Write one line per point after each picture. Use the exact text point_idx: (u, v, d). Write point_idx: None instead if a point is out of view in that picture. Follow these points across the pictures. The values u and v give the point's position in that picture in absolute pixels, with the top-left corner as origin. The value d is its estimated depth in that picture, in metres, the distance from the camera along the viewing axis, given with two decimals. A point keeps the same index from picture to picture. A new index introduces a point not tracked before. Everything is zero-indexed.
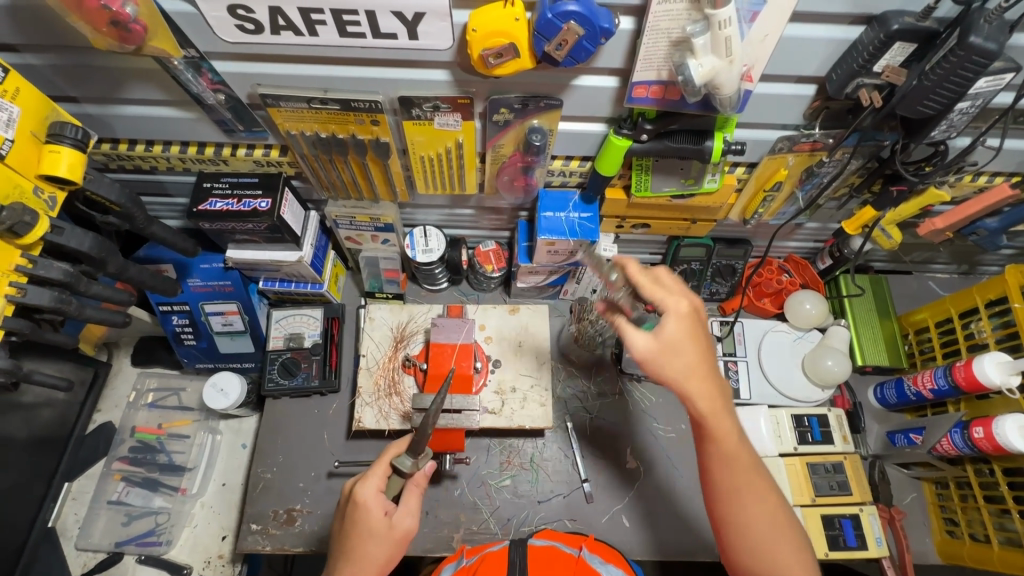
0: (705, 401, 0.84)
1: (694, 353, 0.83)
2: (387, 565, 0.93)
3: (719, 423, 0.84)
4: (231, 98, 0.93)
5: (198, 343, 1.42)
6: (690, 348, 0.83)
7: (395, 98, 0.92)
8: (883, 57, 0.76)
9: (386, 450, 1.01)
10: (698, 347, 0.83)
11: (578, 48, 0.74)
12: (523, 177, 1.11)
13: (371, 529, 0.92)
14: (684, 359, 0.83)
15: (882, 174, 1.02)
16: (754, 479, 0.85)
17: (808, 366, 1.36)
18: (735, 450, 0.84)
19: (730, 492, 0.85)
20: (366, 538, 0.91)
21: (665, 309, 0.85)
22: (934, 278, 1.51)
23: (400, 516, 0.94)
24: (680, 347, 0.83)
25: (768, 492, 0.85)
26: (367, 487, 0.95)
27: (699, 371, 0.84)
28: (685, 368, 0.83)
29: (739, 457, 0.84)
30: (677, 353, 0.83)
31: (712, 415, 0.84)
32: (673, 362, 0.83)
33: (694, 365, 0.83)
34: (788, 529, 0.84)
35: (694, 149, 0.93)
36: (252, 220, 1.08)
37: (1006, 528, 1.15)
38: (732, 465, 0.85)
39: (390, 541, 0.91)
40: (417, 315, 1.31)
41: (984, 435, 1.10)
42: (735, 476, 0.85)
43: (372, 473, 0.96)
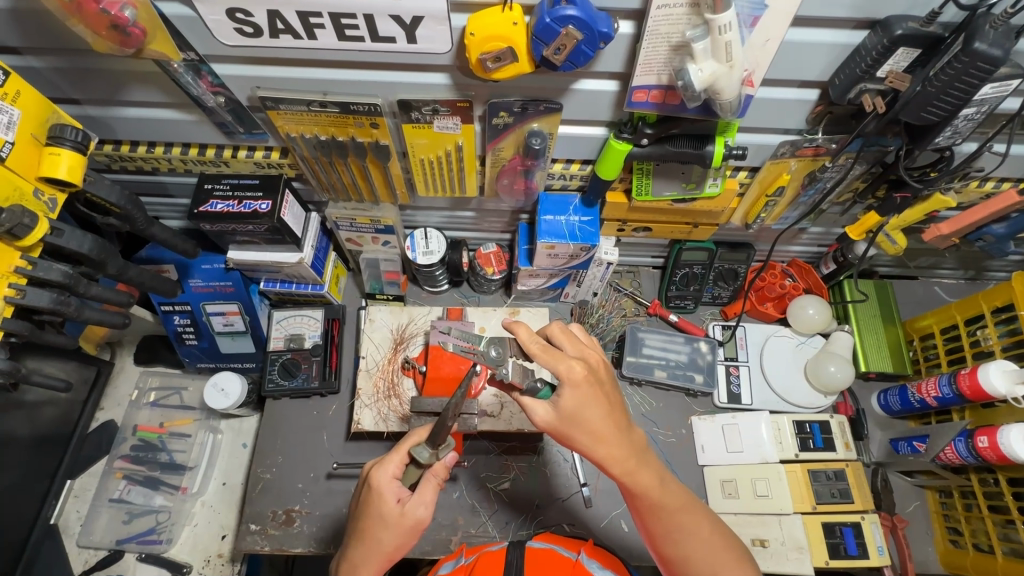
0: (620, 462, 0.83)
1: (599, 413, 0.81)
2: (397, 551, 0.89)
3: (636, 479, 0.84)
4: (230, 100, 0.93)
5: (199, 343, 1.42)
6: (590, 414, 0.80)
7: (394, 101, 0.92)
8: (886, 62, 0.75)
9: (408, 434, 0.95)
10: (601, 410, 0.81)
11: (576, 52, 0.73)
12: (523, 181, 1.10)
13: (383, 517, 0.88)
14: (590, 424, 0.81)
15: (886, 180, 1.01)
16: (678, 520, 0.87)
17: (811, 372, 1.35)
18: (653, 499, 0.85)
19: (664, 534, 0.88)
20: (377, 524, 0.88)
21: (561, 381, 0.80)
22: (940, 283, 1.49)
23: (412, 505, 0.88)
24: (584, 416, 0.80)
25: (695, 532, 0.87)
26: (383, 471, 0.90)
27: (604, 439, 0.82)
28: (586, 444, 0.82)
29: (665, 505, 0.86)
30: (582, 419, 0.80)
31: (627, 474, 0.84)
32: (576, 431, 0.81)
33: (601, 430, 0.81)
34: (728, 551, 0.88)
35: (695, 153, 0.92)
36: (252, 222, 1.09)
37: (1010, 539, 1.13)
38: (651, 514, 0.87)
39: (402, 528, 0.87)
40: (417, 317, 1.31)
41: (988, 444, 1.09)
42: (663, 523, 0.87)
43: (391, 457, 0.91)
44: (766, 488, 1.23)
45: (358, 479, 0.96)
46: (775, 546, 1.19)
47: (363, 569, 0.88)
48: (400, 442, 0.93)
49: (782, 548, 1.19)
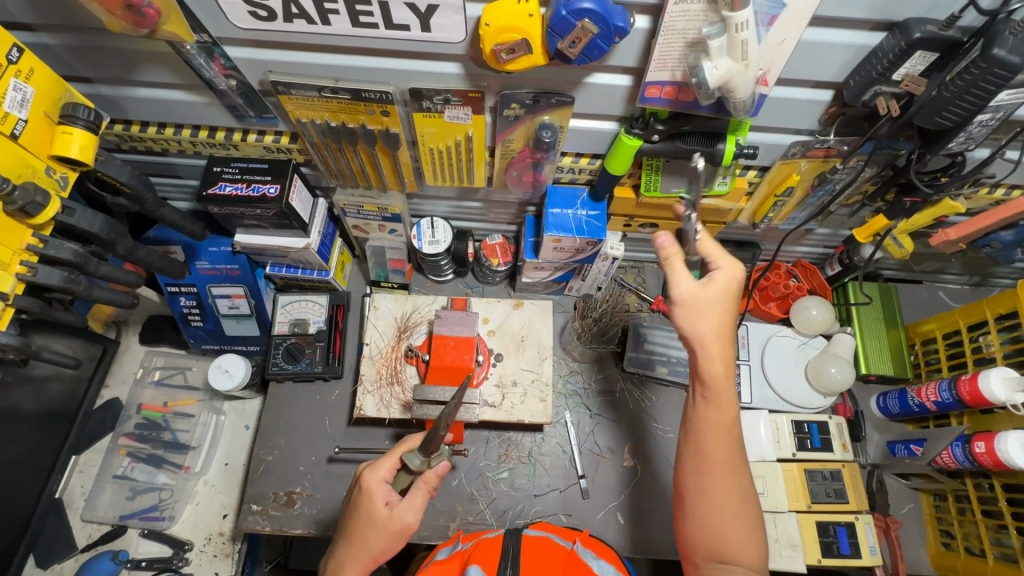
0: (723, 367, 0.87)
1: (720, 321, 0.87)
2: (382, 554, 0.91)
3: (723, 392, 0.88)
4: (242, 83, 0.93)
5: (205, 325, 1.43)
6: (722, 309, 0.87)
7: (406, 89, 0.91)
8: (903, 65, 0.74)
9: (403, 441, 0.97)
10: (719, 313, 0.87)
11: (591, 45, 0.73)
12: (532, 173, 1.10)
13: (371, 518, 0.90)
14: (710, 320, 0.87)
15: (896, 183, 1.01)
16: (726, 453, 0.89)
17: (811, 372, 1.35)
18: (721, 424, 0.88)
19: (712, 460, 0.88)
20: (366, 525, 0.90)
21: (717, 266, 0.88)
22: (945, 289, 1.49)
23: (400, 510, 0.90)
24: (710, 308, 0.87)
25: (724, 477, 0.88)
26: (374, 474, 0.93)
27: (715, 341, 0.87)
28: (692, 330, 0.87)
29: (727, 432, 0.89)
30: (706, 313, 0.87)
31: (719, 382, 0.88)
32: (703, 318, 0.87)
33: (717, 330, 0.87)
34: (750, 511, 0.89)
35: (705, 151, 0.92)
36: (260, 206, 1.09)
37: (1002, 544, 1.14)
38: (712, 437, 0.89)
39: (389, 530, 0.90)
40: (422, 306, 1.32)
41: (984, 450, 1.09)
42: (722, 446, 0.89)
43: (382, 461, 0.94)
44: (762, 485, 1.25)
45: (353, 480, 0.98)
46: (769, 543, 1.20)
47: (346, 567, 0.90)
48: (393, 449, 0.96)
49: (777, 546, 1.20)
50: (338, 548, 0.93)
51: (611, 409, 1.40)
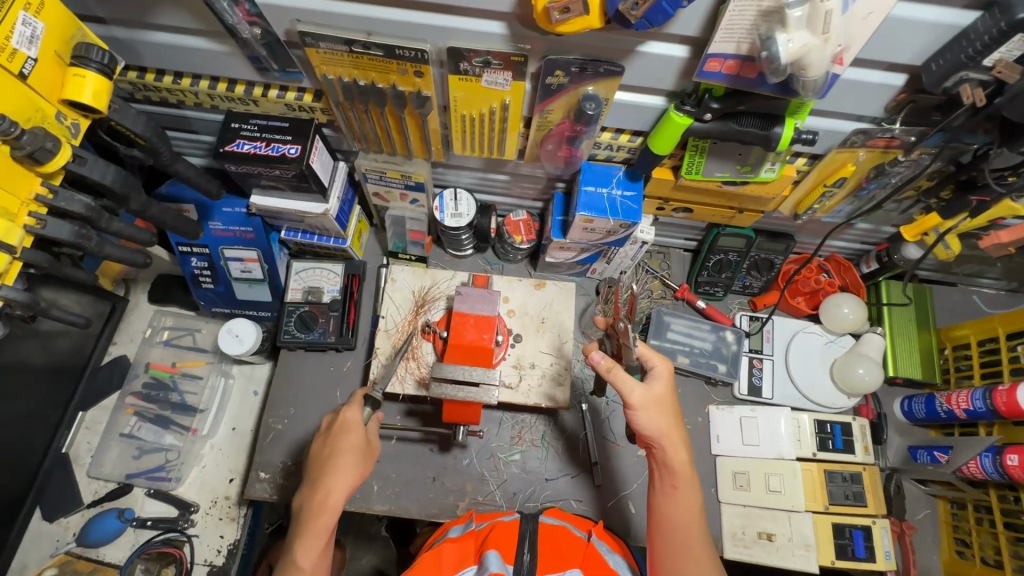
0: (681, 455, 0.95)
1: (673, 416, 0.96)
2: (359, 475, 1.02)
3: (682, 481, 0.95)
4: (267, 32, 0.86)
5: (216, 287, 1.39)
6: (671, 406, 0.96)
7: (443, 49, 0.85)
8: (997, 50, 0.67)
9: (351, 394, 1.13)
10: (670, 410, 0.96)
11: (656, 9, 0.66)
12: (568, 148, 1.04)
13: (354, 445, 1.03)
14: (665, 417, 0.95)
15: (957, 180, 0.95)
16: (702, 542, 0.92)
17: (837, 372, 1.31)
18: (689, 508, 0.94)
19: (681, 545, 0.91)
20: (348, 452, 1.02)
21: (653, 365, 0.97)
22: (980, 293, 1.43)
23: (374, 435, 1.08)
24: (662, 405, 0.95)
25: (705, 571, 0.89)
26: (352, 412, 1.06)
27: (675, 432, 0.96)
28: (657, 425, 0.94)
29: (693, 518, 0.93)
30: (660, 411, 0.95)
31: (679, 471, 0.95)
32: (657, 417, 0.94)
33: (672, 426, 0.95)
34: None
35: (760, 134, 0.85)
36: (279, 166, 1.04)
37: (1022, 556, 1.11)
38: (685, 525, 0.92)
39: (361, 451, 1.03)
40: (440, 281, 1.27)
41: (1018, 463, 1.06)
42: (687, 529, 0.92)
43: (350, 406, 1.07)
44: (779, 483, 1.22)
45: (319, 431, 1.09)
46: (782, 541, 1.19)
47: (331, 483, 0.99)
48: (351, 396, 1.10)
49: (789, 543, 1.19)
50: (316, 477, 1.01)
51: None
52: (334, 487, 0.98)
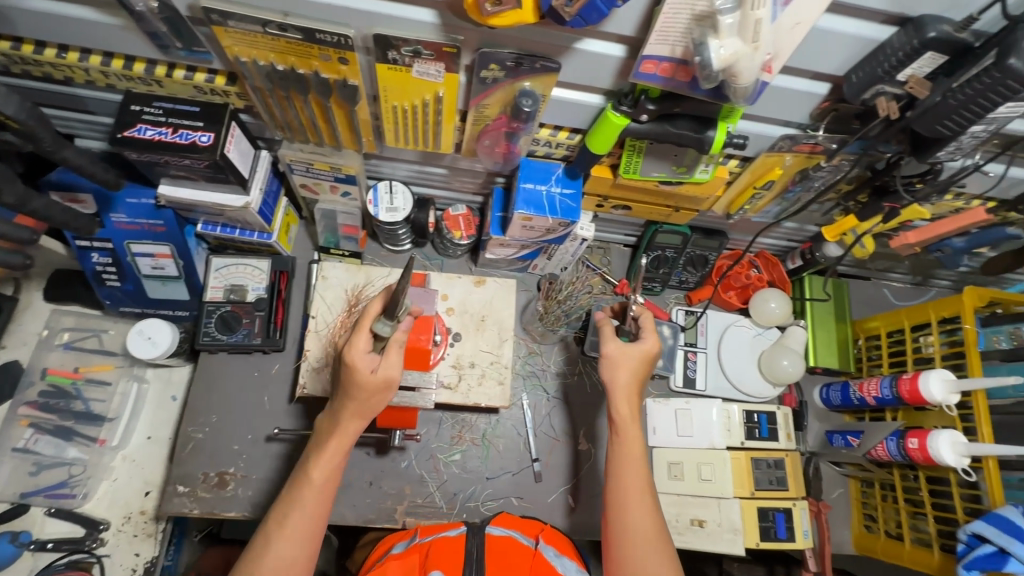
0: (626, 407, 1.05)
1: (632, 374, 1.06)
2: (368, 408, 0.92)
3: (628, 433, 1.04)
4: (165, 6, 0.76)
5: (123, 285, 1.26)
6: (633, 365, 1.06)
7: (369, 36, 0.78)
8: (910, 66, 0.70)
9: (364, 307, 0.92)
10: (635, 372, 1.06)
11: (590, 7, 0.64)
12: (506, 144, 1.00)
13: (356, 383, 0.89)
14: (619, 376, 1.06)
15: (872, 185, 1.00)
16: (641, 492, 0.98)
17: (765, 364, 1.38)
18: (636, 458, 1.02)
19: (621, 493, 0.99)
20: (352, 389, 0.89)
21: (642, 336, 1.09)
22: (890, 287, 1.54)
23: (384, 368, 0.89)
24: (625, 365, 1.06)
25: (642, 515, 0.96)
26: (356, 345, 0.89)
27: (630, 391, 1.06)
28: (616, 385, 1.06)
29: (634, 465, 1.01)
30: (616, 369, 1.06)
31: (624, 424, 1.04)
32: (618, 374, 1.06)
33: (628, 383, 1.06)
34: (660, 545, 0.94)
35: (694, 138, 0.86)
36: (189, 156, 0.95)
37: (918, 529, 1.22)
38: (629, 475, 1.00)
39: (371, 386, 0.89)
40: (375, 279, 1.22)
41: (918, 446, 1.14)
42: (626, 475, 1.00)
43: (358, 337, 0.90)
44: (710, 472, 1.28)
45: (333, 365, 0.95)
46: (712, 527, 1.24)
47: (343, 408, 0.92)
48: (360, 321, 0.91)
49: (718, 529, 1.24)
50: (333, 405, 0.95)
51: (570, 391, 1.37)
52: (346, 410, 0.92)
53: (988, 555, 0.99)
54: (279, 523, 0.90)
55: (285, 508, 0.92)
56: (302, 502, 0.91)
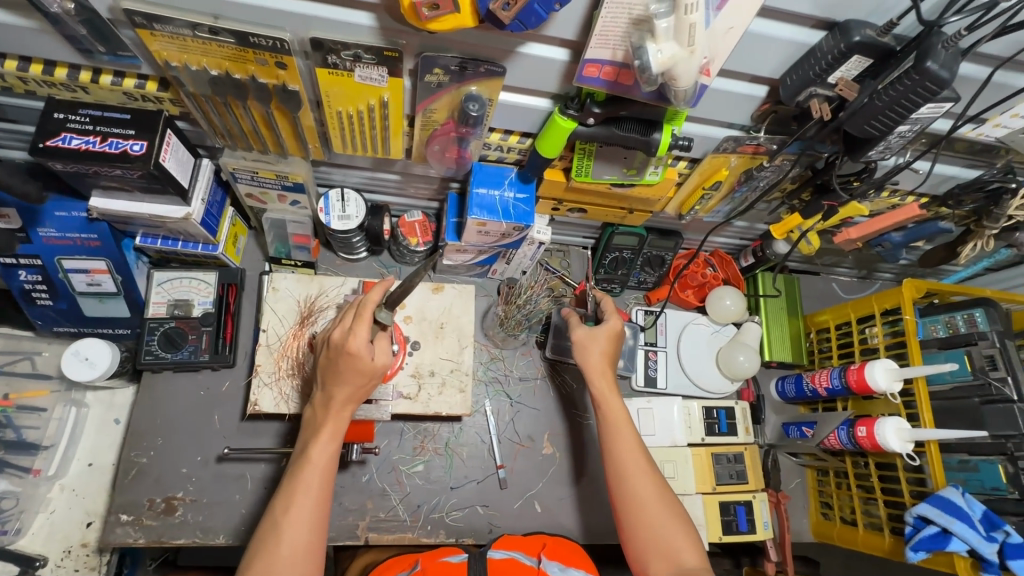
0: (602, 382, 1.09)
1: (602, 350, 1.11)
2: (362, 391, 0.94)
3: (610, 406, 1.06)
4: (84, 8, 0.72)
5: (55, 304, 1.18)
6: (602, 343, 1.12)
7: (307, 40, 0.76)
8: (839, 69, 0.73)
9: (364, 295, 0.92)
10: (605, 352, 1.12)
11: (528, 11, 0.63)
12: (457, 149, 0.99)
13: (357, 368, 0.90)
14: (590, 356, 1.11)
15: (813, 184, 1.03)
16: (638, 459, 1.01)
17: (722, 360, 1.41)
18: (627, 429, 1.04)
19: (622, 467, 1.00)
20: (349, 369, 0.90)
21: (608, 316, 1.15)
22: (838, 281, 1.60)
23: (377, 351, 0.93)
24: (593, 345, 1.12)
25: (647, 484, 0.98)
26: (358, 337, 0.89)
27: (603, 370, 1.10)
28: (589, 367, 1.11)
29: (625, 436, 1.03)
30: (586, 351, 1.12)
31: (603, 399, 1.07)
32: (591, 354, 1.11)
33: (600, 362, 1.10)
34: (670, 511, 0.97)
35: (640, 139, 0.87)
36: (120, 166, 0.90)
37: (870, 514, 1.26)
38: (623, 446, 1.02)
39: (369, 372, 0.92)
40: (329, 289, 1.18)
41: (866, 433, 1.18)
42: (617, 447, 1.02)
43: (358, 327, 0.89)
44: (672, 470, 1.29)
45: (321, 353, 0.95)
46: None
47: (337, 391, 0.93)
48: (360, 308, 0.91)
49: None
50: (324, 393, 0.95)
51: (534, 395, 1.36)
52: (339, 395, 0.93)
53: (932, 535, 1.04)
54: (285, 508, 0.89)
55: (288, 496, 0.90)
56: (307, 488, 0.90)
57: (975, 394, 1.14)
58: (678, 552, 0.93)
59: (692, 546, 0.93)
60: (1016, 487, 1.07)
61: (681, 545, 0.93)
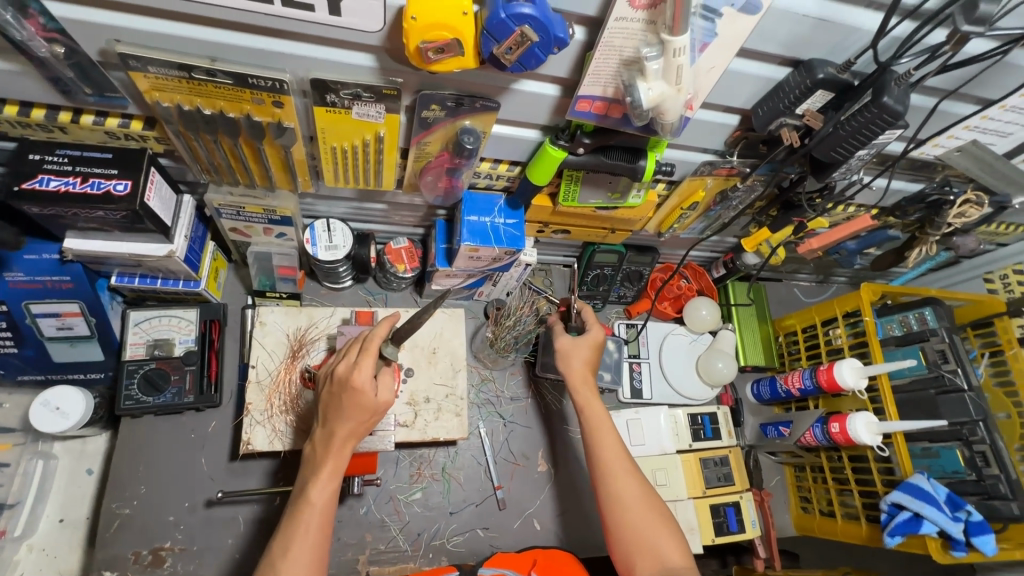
0: (585, 390, 1.08)
1: (584, 359, 1.10)
2: (364, 428, 0.93)
3: (592, 411, 1.05)
4: (73, 52, 0.70)
5: (21, 351, 1.12)
6: (585, 351, 1.11)
7: (306, 80, 0.77)
8: (805, 101, 0.80)
9: (371, 328, 0.94)
10: (587, 361, 1.10)
11: (528, 54, 0.67)
12: (448, 179, 1.01)
13: (359, 404, 0.90)
14: (574, 364, 1.10)
15: (780, 201, 1.12)
16: (623, 461, 0.99)
17: (702, 368, 1.47)
18: (610, 434, 1.02)
19: (607, 472, 0.98)
20: (351, 406, 0.90)
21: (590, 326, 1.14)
22: (799, 287, 1.72)
23: (382, 388, 0.93)
24: (577, 352, 1.11)
25: (630, 487, 0.96)
26: (363, 372, 0.90)
27: (586, 377, 1.09)
28: (572, 375, 1.09)
29: (608, 441, 1.01)
30: (569, 359, 1.11)
31: (586, 406, 1.06)
32: (573, 361, 1.11)
33: (583, 369, 1.10)
34: (655, 514, 0.95)
35: (626, 167, 0.92)
36: (103, 207, 0.87)
37: (846, 504, 1.35)
38: (608, 448, 1.00)
39: (372, 409, 0.91)
40: (319, 320, 1.16)
41: (839, 429, 1.26)
42: (602, 453, 1.00)
43: (364, 360, 0.90)
44: (664, 477, 1.34)
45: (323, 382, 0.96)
46: None
47: (338, 427, 0.91)
48: (366, 342, 0.93)
49: None
50: (325, 430, 0.93)
51: (526, 414, 1.38)
52: (340, 433, 0.91)
53: (906, 521, 1.12)
54: (282, 552, 0.86)
55: (288, 535, 0.87)
56: (306, 530, 0.87)
57: (932, 386, 1.25)
58: (665, 556, 0.91)
59: (679, 550, 0.91)
60: (973, 469, 1.18)
61: (667, 549, 0.91)
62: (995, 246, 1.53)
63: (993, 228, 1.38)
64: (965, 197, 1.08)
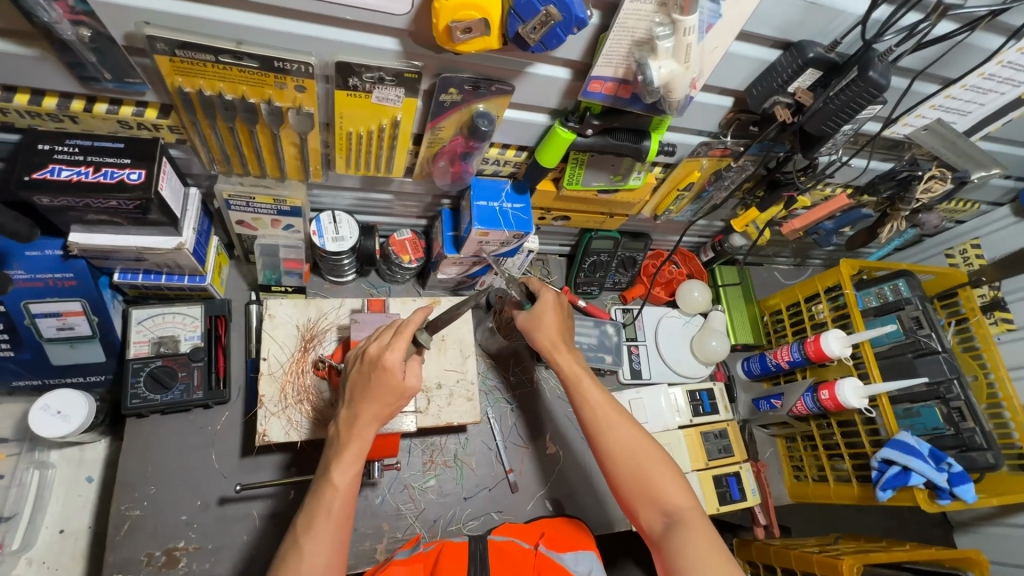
0: (559, 349, 1.10)
1: (552, 325, 1.11)
2: (389, 411, 0.92)
3: (569, 369, 1.08)
4: (100, 35, 0.71)
5: (19, 355, 1.09)
6: (549, 317, 1.12)
7: (331, 63, 0.79)
8: (796, 80, 0.87)
9: (409, 316, 0.96)
10: (556, 321, 1.12)
11: (551, 34, 0.71)
12: (459, 164, 1.04)
13: (387, 388, 0.89)
14: (546, 327, 1.12)
15: (768, 181, 1.20)
16: (612, 414, 1.03)
17: (697, 348, 1.53)
18: (594, 389, 1.05)
19: (594, 425, 1.03)
20: (382, 390, 0.90)
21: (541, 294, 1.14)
22: (779, 269, 1.81)
23: (410, 374, 0.93)
24: (544, 315, 1.12)
25: (621, 435, 1.00)
26: (395, 352, 0.89)
27: (560, 336, 1.12)
28: (543, 341, 1.11)
29: (590, 396, 1.05)
30: (539, 327, 1.12)
31: (561, 367, 1.09)
32: (543, 326, 1.12)
33: (557, 330, 1.12)
34: (652, 457, 0.99)
35: (633, 147, 0.97)
36: (117, 197, 0.87)
37: (836, 468, 1.43)
38: (593, 404, 1.04)
39: (401, 392, 0.90)
40: (329, 311, 1.16)
41: (828, 396, 1.33)
42: (590, 408, 1.04)
43: (398, 342, 0.90)
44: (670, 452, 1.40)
45: (353, 362, 0.96)
46: None
47: (364, 408, 0.90)
48: (401, 326, 0.93)
49: None
50: (349, 411, 0.92)
51: (531, 399, 1.41)
52: (366, 413, 0.90)
53: (896, 474, 1.21)
54: (306, 527, 0.86)
55: (310, 511, 0.88)
56: (328, 510, 0.87)
57: (909, 350, 1.34)
58: (665, 497, 0.95)
59: (679, 489, 0.96)
60: (951, 424, 1.28)
61: (667, 490, 0.96)
62: (953, 223, 1.66)
63: (952, 205, 1.50)
64: (930, 173, 1.17)
